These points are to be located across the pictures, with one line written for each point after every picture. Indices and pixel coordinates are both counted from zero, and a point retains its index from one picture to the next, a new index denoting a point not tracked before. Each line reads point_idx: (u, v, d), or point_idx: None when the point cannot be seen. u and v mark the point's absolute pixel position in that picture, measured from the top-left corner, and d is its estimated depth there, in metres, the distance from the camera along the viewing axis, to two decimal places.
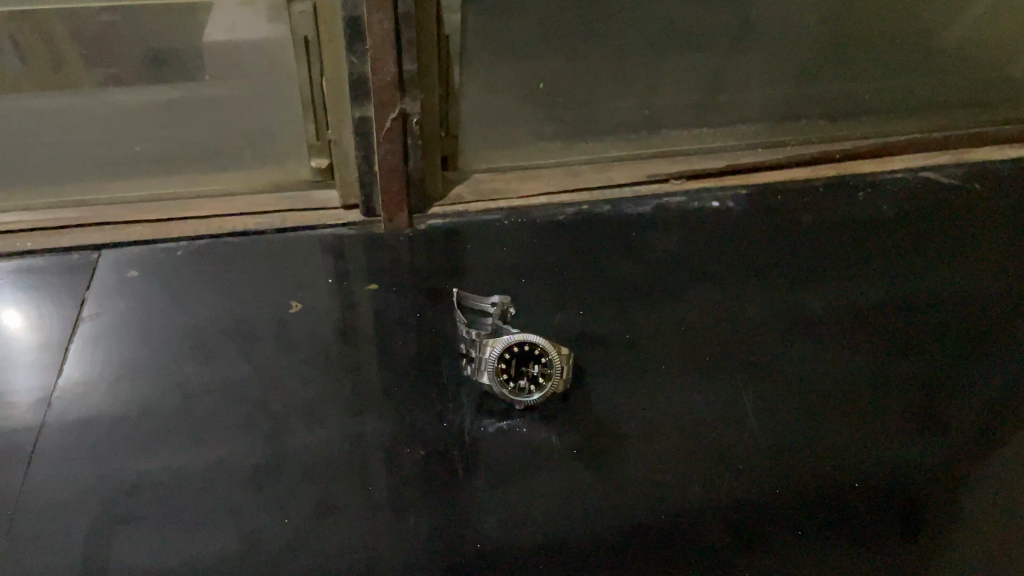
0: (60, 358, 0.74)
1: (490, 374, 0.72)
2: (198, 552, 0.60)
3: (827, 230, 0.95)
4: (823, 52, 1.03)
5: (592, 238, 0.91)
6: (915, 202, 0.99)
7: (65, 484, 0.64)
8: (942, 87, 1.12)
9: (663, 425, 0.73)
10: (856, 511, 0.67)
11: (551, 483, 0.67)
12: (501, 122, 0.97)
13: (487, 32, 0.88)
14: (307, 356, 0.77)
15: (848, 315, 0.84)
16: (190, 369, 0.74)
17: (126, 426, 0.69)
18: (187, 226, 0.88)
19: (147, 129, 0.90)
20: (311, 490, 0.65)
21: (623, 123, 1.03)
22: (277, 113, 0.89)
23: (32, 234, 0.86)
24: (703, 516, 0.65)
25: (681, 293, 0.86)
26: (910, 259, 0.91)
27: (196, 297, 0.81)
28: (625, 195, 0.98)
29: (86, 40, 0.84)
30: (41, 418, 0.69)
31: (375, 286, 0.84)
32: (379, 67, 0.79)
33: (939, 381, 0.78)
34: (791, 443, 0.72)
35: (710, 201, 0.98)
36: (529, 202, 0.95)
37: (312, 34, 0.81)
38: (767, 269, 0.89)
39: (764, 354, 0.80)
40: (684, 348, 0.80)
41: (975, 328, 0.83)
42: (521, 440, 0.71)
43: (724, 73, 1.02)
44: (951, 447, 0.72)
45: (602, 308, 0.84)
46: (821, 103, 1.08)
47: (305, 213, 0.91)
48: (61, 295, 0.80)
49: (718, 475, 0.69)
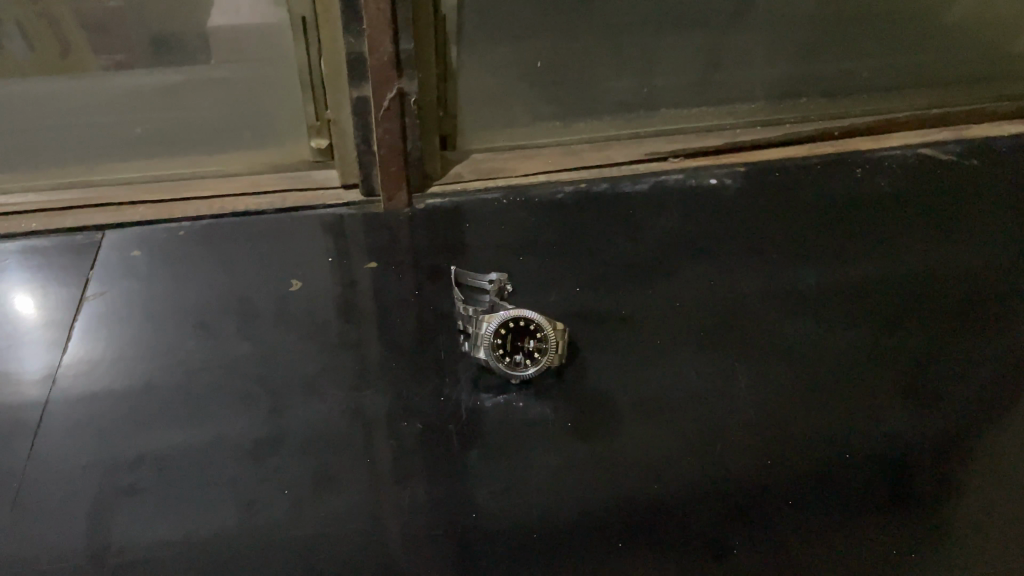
0: (65, 336, 0.77)
1: (487, 350, 0.70)
2: (200, 524, 0.61)
3: (823, 207, 0.95)
4: (820, 30, 1.04)
5: (590, 215, 0.93)
6: (914, 180, 1.00)
7: (70, 458, 0.66)
8: (940, 63, 1.12)
9: (659, 396, 0.72)
10: (854, 486, 0.66)
11: (549, 455, 0.67)
12: (500, 102, 0.98)
13: (484, 13, 0.89)
14: (307, 330, 0.77)
15: (846, 291, 0.84)
16: (192, 346, 0.76)
17: (129, 401, 0.71)
18: (191, 209, 0.92)
19: (149, 112, 0.92)
20: (309, 462, 0.66)
21: (621, 102, 1.04)
22: (277, 94, 0.92)
23: (37, 215, 0.91)
24: (698, 489, 0.65)
25: (677, 268, 0.86)
26: (906, 234, 0.91)
27: (199, 276, 0.83)
28: (623, 174, 1.00)
29: (93, 24, 0.86)
30: (47, 393, 0.71)
31: (376, 263, 0.85)
32: (376, 46, 0.79)
33: (936, 355, 0.77)
34: (791, 419, 0.71)
35: (707, 179, 0.99)
36: (526, 181, 0.97)
37: (309, 14, 0.84)
38: (762, 245, 0.89)
39: (763, 329, 0.79)
40: (681, 321, 0.80)
41: (969, 302, 0.83)
42: (518, 415, 0.70)
43: (721, 51, 1.03)
44: (950, 421, 0.71)
45: (601, 282, 0.83)
46: (819, 81, 1.09)
47: (306, 193, 0.94)
48: (67, 276, 0.83)
49: (714, 447, 0.68)
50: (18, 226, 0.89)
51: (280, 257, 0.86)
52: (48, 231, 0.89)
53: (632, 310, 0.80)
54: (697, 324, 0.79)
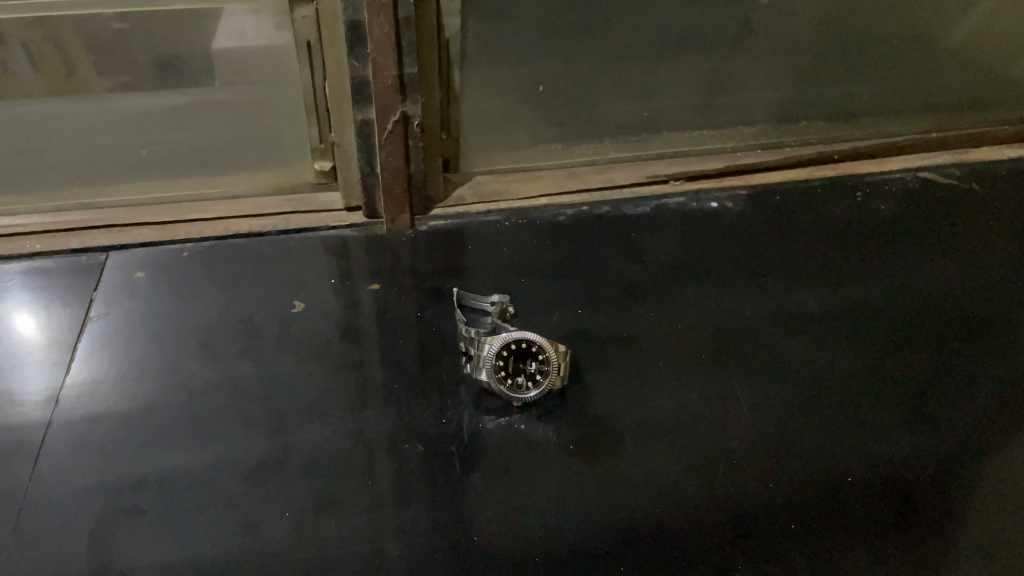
0: (68, 356, 0.77)
1: (489, 372, 0.70)
2: (201, 547, 0.61)
3: (824, 230, 0.95)
4: (820, 54, 1.05)
5: (592, 238, 0.93)
6: (914, 203, 1.00)
7: (73, 478, 0.66)
8: (942, 87, 1.13)
9: (662, 419, 0.72)
10: (857, 509, 0.66)
11: (552, 478, 0.67)
12: (502, 125, 0.99)
13: (488, 38, 0.90)
14: (309, 352, 0.78)
15: (846, 314, 0.84)
16: (195, 367, 0.76)
17: (131, 422, 0.71)
18: (195, 230, 0.93)
19: (155, 135, 0.93)
20: (312, 484, 0.66)
21: (623, 125, 1.05)
22: (282, 116, 0.93)
23: (42, 236, 0.91)
24: (703, 513, 0.65)
25: (680, 290, 0.86)
26: (905, 257, 0.92)
27: (202, 297, 0.84)
28: (625, 196, 1.00)
29: (97, 47, 0.86)
30: (50, 413, 0.71)
31: (378, 285, 0.85)
32: (380, 70, 0.80)
33: (937, 377, 0.77)
34: (796, 442, 0.71)
35: (709, 202, 1.00)
36: (529, 204, 0.98)
37: (314, 37, 0.84)
38: (764, 267, 0.90)
39: (765, 351, 0.79)
40: (685, 343, 0.80)
41: (969, 325, 0.83)
42: (520, 437, 0.70)
43: (723, 75, 1.03)
44: (953, 443, 0.71)
45: (603, 304, 0.84)
46: (819, 105, 1.10)
47: (310, 215, 0.95)
48: (71, 297, 0.84)
49: (717, 470, 0.68)
50: (24, 246, 0.90)
51: (284, 279, 0.86)
52: (53, 252, 0.89)
53: (635, 332, 0.81)
54: (699, 347, 0.79)
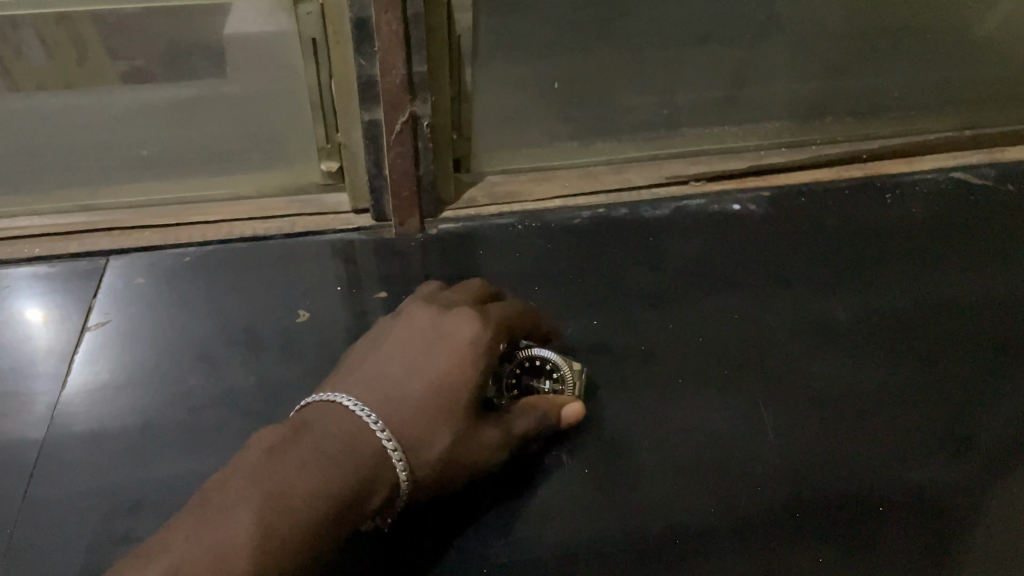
0: (65, 368, 0.75)
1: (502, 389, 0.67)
2: None
3: (851, 233, 0.92)
4: (847, 46, 1.02)
5: (611, 244, 0.89)
6: (945, 205, 0.96)
7: (66, 501, 0.64)
8: (975, 79, 1.08)
9: (681, 442, 0.70)
10: (878, 538, 0.64)
11: (564, 503, 0.65)
12: (517, 122, 0.96)
13: (500, 32, 0.86)
14: (313, 364, 0.75)
15: (874, 323, 0.81)
16: (195, 380, 0.73)
17: (127, 439, 0.68)
18: (198, 233, 0.90)
19: (156, 133, 0.91)
20: None
21: (642, 122, 1.02)
22: (287, 115, 0.89)
23: (41, 240, 0.88)
24: (715, 536, 0.63)
25: (700, 298, 0.83)
26: (933, 261, 0.88)
27: (204, 305, 0.81)
28: (643, 197, 0.96)
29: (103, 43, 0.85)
30: (44, 429, 0.69)
31: (387, 293, 0.83)
32: (388, 69, 0.76)
33: (969, 396, 0.74)
34: (817, 464, 0.68)
35: (731, 204, 0.96)
36: (544, 206, 0.94)
37: (319, 35, 0.79)
38: (789, 274, 0.86)
39: (788, 365, 0.76)
40: (704, 355, 0.77)
41: (1001, 337, 0.79)
42: (533, 459, 0.68)
43: (745, 68, 1.01)
44: (979, 465, 0.69)
45: (620, 313, 0.81)
46: (846, 99, 1.06)
47: (316, 219, 0.92)
48: (69, 304, 0.81)
49: (735, 492, 0.66)
50: (23, 250, 0.87)
51: (289, 286, 0.84)
52: (53, 256, 0.86)
53: (653, 345, 0.78)
54: (719, 362, 0.76)
